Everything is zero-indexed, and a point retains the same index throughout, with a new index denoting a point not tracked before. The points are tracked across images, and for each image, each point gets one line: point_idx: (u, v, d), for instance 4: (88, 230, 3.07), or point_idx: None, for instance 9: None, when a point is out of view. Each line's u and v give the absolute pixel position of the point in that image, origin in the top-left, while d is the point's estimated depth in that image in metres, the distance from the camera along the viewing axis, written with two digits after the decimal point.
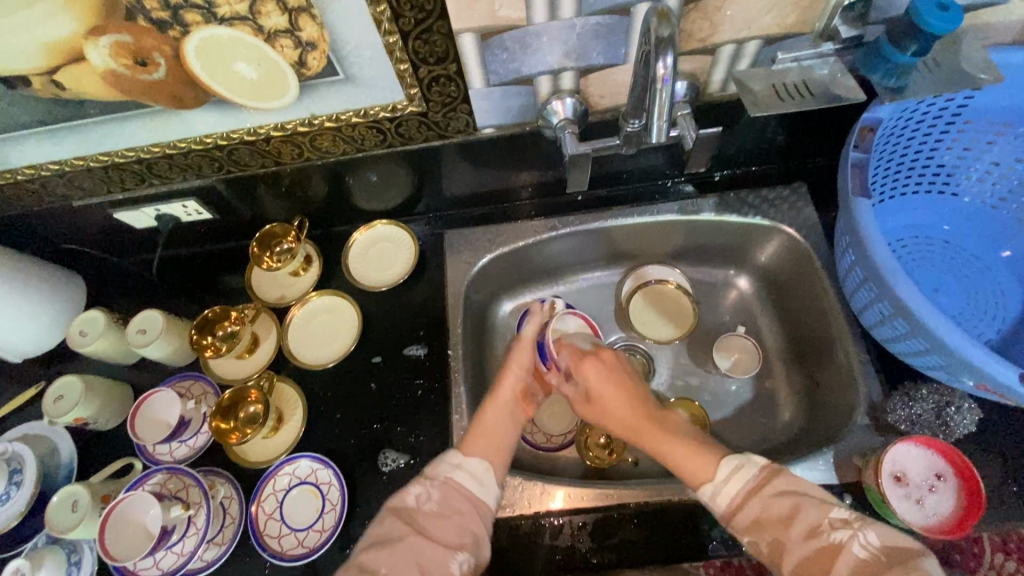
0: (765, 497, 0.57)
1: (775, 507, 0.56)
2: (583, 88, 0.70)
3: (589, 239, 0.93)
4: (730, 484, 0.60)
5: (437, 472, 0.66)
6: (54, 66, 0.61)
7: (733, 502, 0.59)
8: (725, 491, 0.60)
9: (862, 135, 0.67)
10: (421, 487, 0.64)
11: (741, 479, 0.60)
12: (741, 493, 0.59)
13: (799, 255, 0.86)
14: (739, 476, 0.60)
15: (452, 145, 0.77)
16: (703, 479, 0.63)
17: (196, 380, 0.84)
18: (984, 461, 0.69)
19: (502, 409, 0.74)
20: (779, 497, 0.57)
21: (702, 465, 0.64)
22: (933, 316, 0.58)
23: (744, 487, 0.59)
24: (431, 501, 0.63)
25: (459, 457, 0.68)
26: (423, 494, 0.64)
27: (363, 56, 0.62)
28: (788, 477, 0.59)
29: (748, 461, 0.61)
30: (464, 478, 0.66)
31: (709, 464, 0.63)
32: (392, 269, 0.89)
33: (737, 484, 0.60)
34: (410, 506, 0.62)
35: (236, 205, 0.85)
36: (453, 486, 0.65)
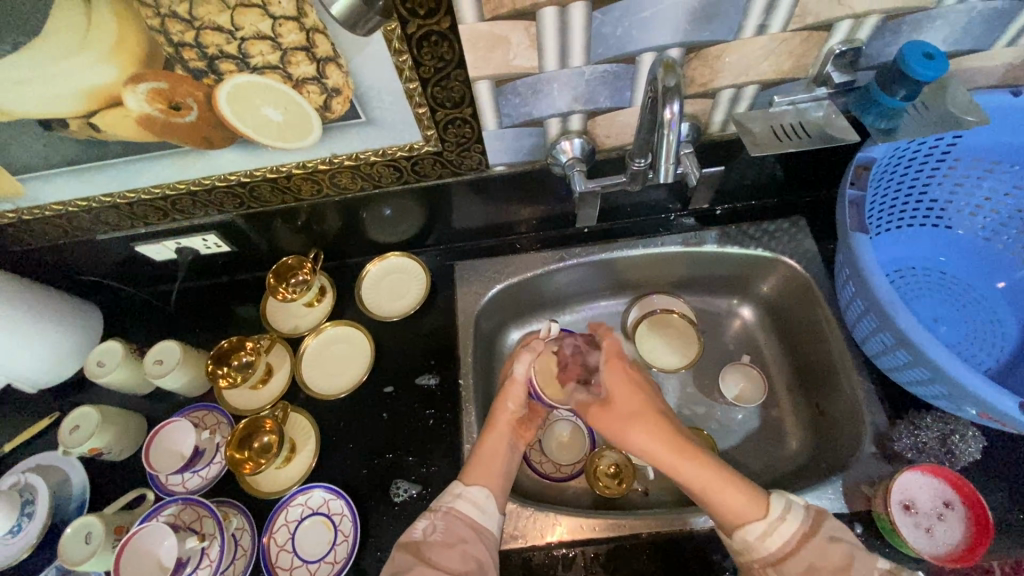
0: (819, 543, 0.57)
1: (830, 555, 0.57)
2: (591, 129, 0.74)
3: (594, 270, 0.95)
4: (780, 529, 0.58)
5: (440, 504, 0.68)
6: (91, 111, 0.64)
7: (786, 545, 0.58)
8: (775, 536, 0.58)
9: (857, 173, 0.70)
10: (429, 520, 0.66)
11: (795, 523, 0.59)
12: (793, 539, 0.58)
13: (800, 285, 0.88)
14: (792, 518, 0.59)
15: (465, 181, 0.80)
16: (748, 517, 0.59)
17: (210, 410, 0.86)
18: (991, 488, 0.70)
19: (499, 437, 0.74)
20: (833, 543, 0.57)
21: (751, 507, 0.60)
22: (933, 345, 0.60)
23: (794, 536, 0.58)
24: (437, 532, 0.64)
25: (461, 486, 0.69)
26: (429, 526, 0.65)
27: (384, 101, 0.66)
28: (832, 520, 0.59)
29: (794, 504, 0.60)
30: (467, 507, 0.66)
31: (756, 503, 0.60)
32: (404, 300, 0.92)
33: (786, 532, 0.58)
34: (417, 539, 0.64)
35: (253, 239, 0.88)
36: (455, 514, 0.66)
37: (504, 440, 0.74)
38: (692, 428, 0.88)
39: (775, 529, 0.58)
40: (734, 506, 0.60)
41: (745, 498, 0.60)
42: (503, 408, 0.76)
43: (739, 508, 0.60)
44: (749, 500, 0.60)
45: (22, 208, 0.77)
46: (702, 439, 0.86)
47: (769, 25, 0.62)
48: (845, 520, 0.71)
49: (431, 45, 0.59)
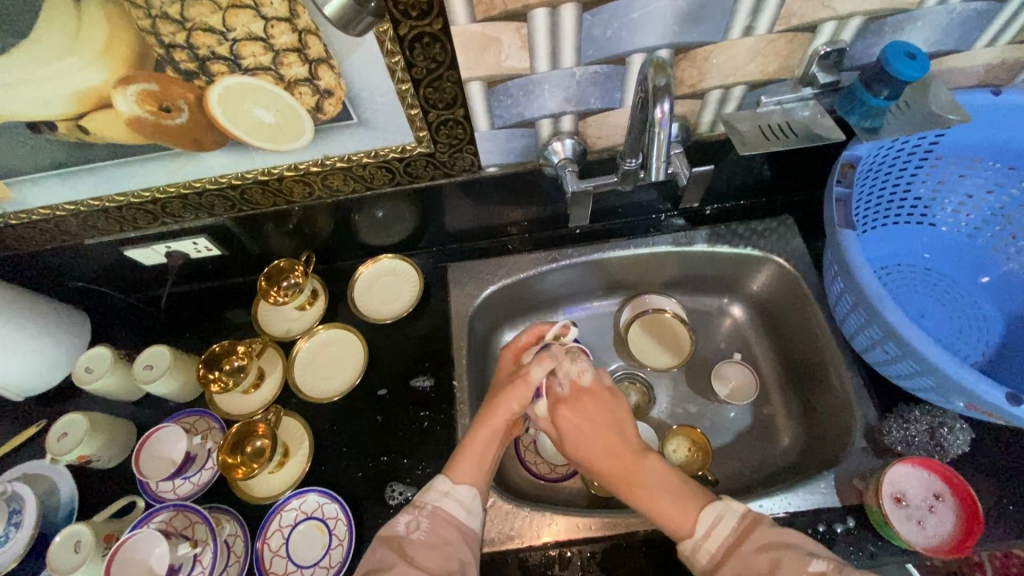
0: (748, 547, 0.58)
1: (757, 564, 0.56)
2: (582, 130, 0.74)
3: (586, 271, 0.96)
4: (710, 539, 0.60)
5: (425, 501, 0.66)
6: (80, 113, 0.64)
7: (721, 550, 0.59)
8: (705, 546, 0.60)
9: (844, 171, 0.71)
10: (410, 516, 0.65)
11: (724, 531, 0.60)
12: (723, 547, 0.59)
13: (790, 283, 0.89)
14: (719, 531, 0.60)
15: (457, 182, 0.80)
16: (687, 527, 0.62)
17: (202, 415, 0.85)
18: (980, 480, 0.71)
19: (493, 430, 0.72)
20: (764, 549, 0.57)
21: (686, 516, 0.62)
22: (922, 339, 0.61)
23: (726, 542, 0.59)
24: (420, 529, 0.63)
25: (448, 484, 0.68)
26: (412, 522, 0.64)
27: (377, 102, 0.66)
28: (766, 527, 0.59)
29: (729, 510, 0.61)
30: (453, 507, 0.66)
31: (692, 513, 0.62)
32: (397, 302, 0.92)
33: (718, 540, 0.59)
34: (399, 534, 0.63)
35: (244, 242, 0.88)
36: (441, 515, 0.65)
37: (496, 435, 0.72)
38: (686, 427, 0.89)
39: (711, 535, 0.60)
40: (677, 517, 0.63)
41: (686, 510, 0.63)
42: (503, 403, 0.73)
43: (683, 522, 0.62)
44: (686, 508, 0.63)
45: (8, 212, 0.76)
46: (696, 437, 0.87)
47: (756, 27, 0.63)
48: (838, 515, 0.71)
49: (423, 46, 0.59)
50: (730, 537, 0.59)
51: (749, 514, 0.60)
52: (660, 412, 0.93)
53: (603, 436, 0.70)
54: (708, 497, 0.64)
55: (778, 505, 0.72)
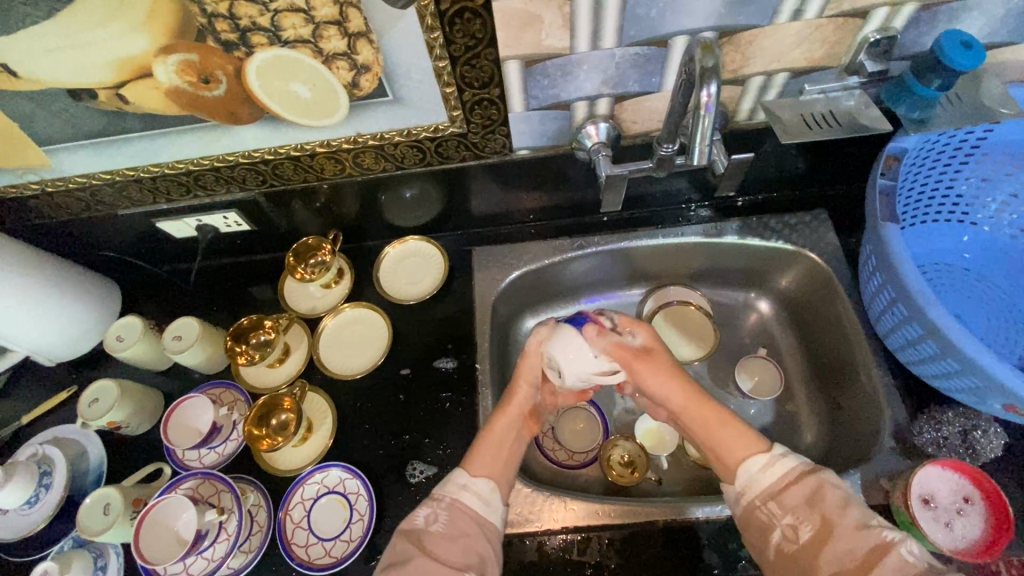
0: (812, 487, 0.60)
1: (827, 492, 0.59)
2: (617, 114, 0.73)
3: (612, 259, 0.95)
4: (770, 471, 0.63)
5: (443, 494, 0.67)
6: (121, 81, 0.64)
7: (777, 483, 0.62)
8: (765, 477, 0.63)
9: (889, 164, 0.71)
10: (428, 509, 0.66)
11: (787, 468, 0.63)
12: (782, 481, 0.62)
13: (820, 279, 0.88)
14: (779, 466, 0.63)
15: (488, 164, 0.80)
16: (746, 456, 0.66)
17: (228, 387, 0.86)
18: (1013, 486, 0.69)
19: (509, 420, 0.74)
20: (832, 487, 0.60)
21: (747, 447, 0.67)
22: (964, 337, 0.60)
23: (785, 477, 0.62)
24: (438, 522, 0.64)
25: (466, 476, 0.69)
26: (431, 515, 0.65)
27: (413, 79, 0.65)
28: (825, 475, 0.61)
29: (794, 452, 0.65)
30: (470, 499, 0.66)
31: (753, 448, 0.66)
32: (421, 284, 0.92)
33: (775, 475, 0.63)
34: (418, 528, 0.64)
35: (273, 218, 0.88)
36: (459, 508, 0.65)
37: (510, 428, 0.73)
38: None
39: (773, 465, 0.64)
40: (735, 447, 0.67)
41: (744, 442, 0.67)
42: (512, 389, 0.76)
43: (742, 453, 0.66)
44: (749, 441, 0.67)
45: (46, 180, 0.77)
46: None
47: (805, 11, 0.61)
48: None
49: (464, 22, 0.59)
50: (792, 473, 0.62)
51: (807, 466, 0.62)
52: None
53: (655, 379, 0.73)
54: (769, 441, 0.67)
55: None
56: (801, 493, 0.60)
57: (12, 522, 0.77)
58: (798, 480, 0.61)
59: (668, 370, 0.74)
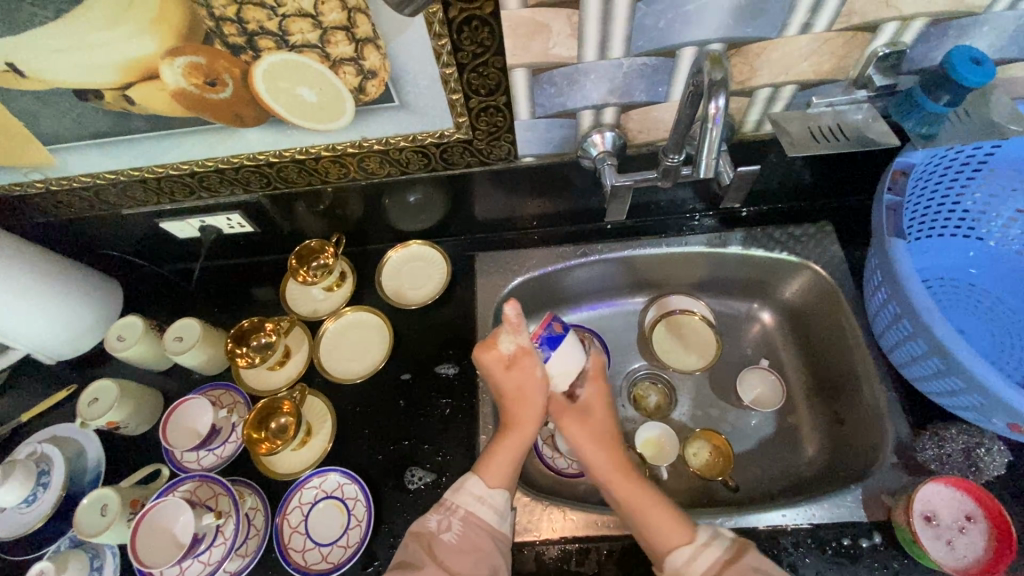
0: (739, 571, 0.60)
1: None
2: (623, 123, 0.73)
3: (614, 267, 0.95)
4: (697, 560, 0.62)
5: (457, 504, 0.67)
6: (128, 83, 0.64)
7: (707, 572, 0.61)
8: (700, 557, 0.63)
9: (895, 178, 0.71)
10: (440, 514, 0.67)
11: (717, 548, 0.63)
12: (716, 564, 0.61)
13: (824, 291, 0.87)
14: (716, 544, 0.63)
15: (492, 170, 0.79)
16: (674, 544, 0.64)
17: (227, 389, 0.85)
18: (1016, 504, 0.69)
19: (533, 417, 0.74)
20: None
21: (676, 531, 0.65)
22: (970, 355, 0.59)
23: (716, 560, 0.62)
24: (450, 531, 0.65)
25: (481, 488, 0.68)
26: (443, 522, 0.66)
27: (419, 86, 0.65)
28: (754, 556, 0.61)
29: (717, 538, 0.64)
30: (485, 513, 0.67)
31: (682, 530, 0.65)
32: (423, 288, 0.91)
33: (710, 555, 0.62)
34: (430, 531, 0.65)
35: (277, 220, 0.88)
36: (473, 521, 0.66)
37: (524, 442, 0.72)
38: (708, 431, 0.88)
39: (699, 554, 0.63)
40: (662, 530, 0.65)
41: (670, 527, 0.65)
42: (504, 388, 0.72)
43: (671, 538, 0.64)
44: (674, 528, 0.65)
45: (50, 178, 0.77)
46: (718, 442, 0.86)
47: (814, 24, 0.61)
48: (864, 529, 0.70)
49: (471, 30, 0.59)
50: (717, 564, 0.62)
51: (739, 541, 0.63)
52: (682, 414, 0.92)
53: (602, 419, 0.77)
54: (694, 527, 0.66)
55: (802, 517, 0.71)
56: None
57: (9, 520, 0.77)
58: (726, 567, 0.60)
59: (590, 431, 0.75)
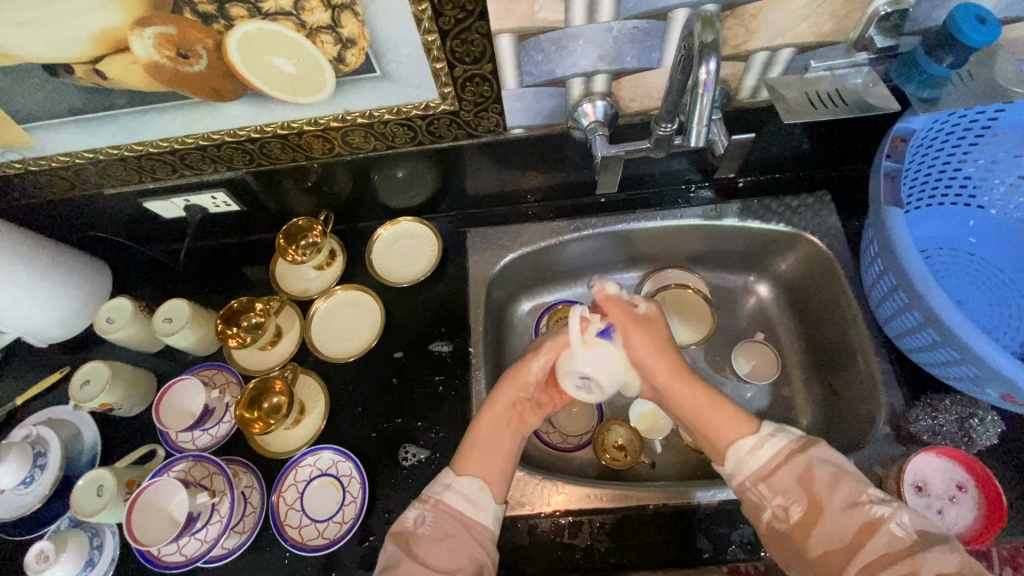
0: (802, 461, 0.59)
1: (816, 475, 0.58)
2: (615, 91, 0.71)
3: (609, 242, 0.94)
4: (756, 454, 0.61)
5: (429, 494, 0.66)
6: (98, 56, 0.62)
7: (767, 464, 0.60)
8: (756, 455, 0.62)
9: (895, 145, 0.68)
10: (417, 510, 0.65)
11: (782, 440, 0.62)
12: (771, 462, 0.60)
13: (819, 262, 0.86)
14: (771, 445, 0.62)
15: (481, 143, 0.78)
16: (736, 437, 0.64)
17: (220, 369, 0.85)
18: (1004, 471, 0.69)
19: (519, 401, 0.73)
20: (821, 463, 0.59)
21: (734, 427, 0.64)
22: (965, 328, 0.58)
23: (776, 459, 0.61)
24: (425, 524, 0.63)
25: (451, 476, 0.68)
26: (419, 517, 0.64)
27: (401, 54, 0.63)
28: (819, 448, 0.60)
29: (783, 431, 0.63)
30: (455, 499, 0.65)
31: (740, 431, 0.64)
32: (414, 266, 0.90)
33: (768, 453, 0.61)
34: (407, 529, 0.63)
35: (263, 198, 0.86)
36: (443, 508, 0.64)
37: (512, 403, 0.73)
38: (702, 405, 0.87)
39: (760, 447, 0.62)
40: (724, 429, 0.65)
41: (731, 423, 0.65)
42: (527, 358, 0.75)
43: (731, 435, 0.64)
44: (739, 423, 0.65)
45: (28, 159, 0.75)
46: None
47: None
48: None
49: None
50: (782, 452, 0.61)
51: (804, 437, 0.62)
52: None
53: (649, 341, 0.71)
54: (759, 421, 0.65)
55: None
56: (791, 474, 0.59)
57: (9, 501, 0.78)
58: (783, 465, 0.60)
59: (656, 347, 0.71)
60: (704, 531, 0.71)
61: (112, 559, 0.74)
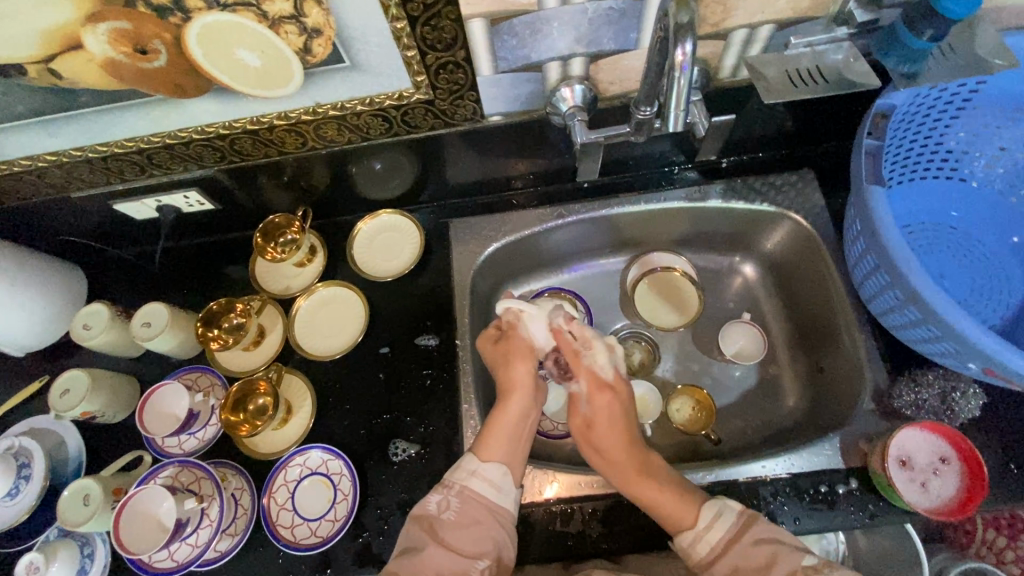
0: (744, 545, 0.62)
1: (754, 555, 0.61)
2: (593, 75, 0.69)
3: (593, 227, 0.93)
4: (711, 532, 0.64)
5: (453, 480, 0.69)
6: (50, 55, 0.59)
7: (713, 552, 0.63)
8: (705, 537, 0.64)
9: (875, 123, 0.66)
10: (440, 494, 0.67)
11: (724, 526, 0.64)
12: (722, 541, 0.63)
13: (803, 240, 0.86)
14: (720, 523, 0.64)
15: (459, 132, 0.76)
16: (683, 524, 0.65)
17: (203, 372, 0.83)
18: (985, 441, 0.70)
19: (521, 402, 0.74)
20: (759, 544, 0.61)
21: (682, 507, 0.66)
22: (946, 305, 0.58)
23: (725, 536, 0.63)
24: (450, 509, 0.66)
25: (475, 462, 0.69)
26: (443, 501, 0.67)
27: (370, 42, 0.61)
28: (763, 525, 0.63)
29: (728, 507, 0.65)
30: (481, 486, 0.68)
31: (691, 508, 0.66)
32: (397, 259, 0.88)
33: (718, 533, 0.64)
34: (432, 513, 0.66)
35: (238, 196, 0.84)
36: (469, 496, 0.67)
37: (525, 406, 0.75)
38: (690, 386, 0.90)
39: (705, 536, 0.64)
40: (673, 506, 0.66)
41: (680, 501, 0.66)
42: (510, 365, 0.76)
43: (677, 518, 0.66)
44: (685, 504, 0.66)
45: None
46: (700, 397, 0.88)
47: None
48: (841, 476, 0.71)
49: None
50: (728, 535, 0.63)
51: (747, 512, 0.65)
52: (665, 370, 0.92)
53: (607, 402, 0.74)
54: (703, 497, 0.67)
55: (780, 467, 0.72)
56: (738, 557, 0.62)
57: None
58: (737, 535, 0.63)
59: (616, 427, 0.73)
60: None
61: (105, 567, 0.74)
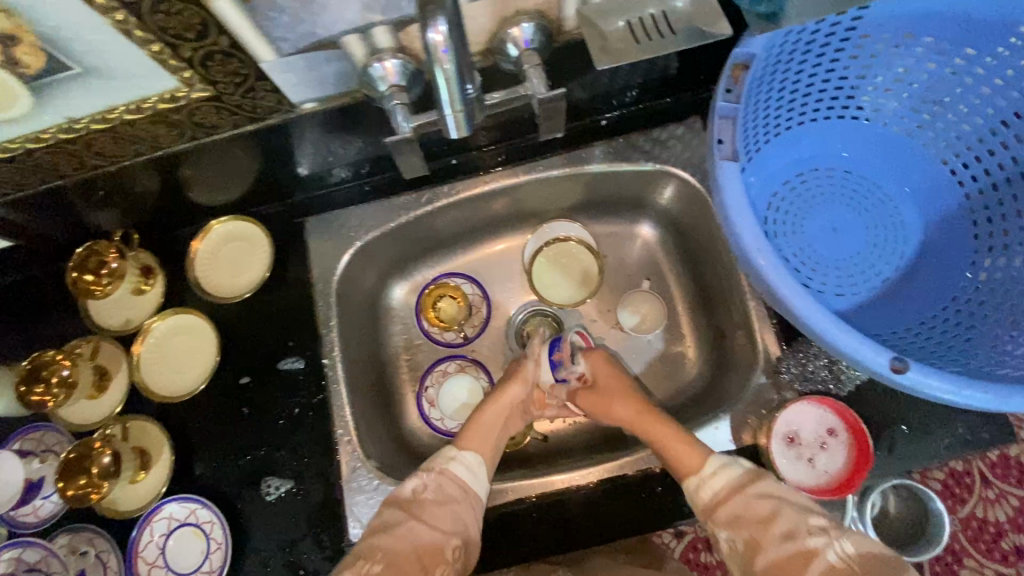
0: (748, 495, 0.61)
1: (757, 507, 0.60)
2: (409, 43, 0.57)
3: (473, 207, 0.84)
4: (712, 480, 0.63)
5: (432, 464, 0.71)
6: None
7: (716, 495, 0.62)
8: (709, 483, 0.63)
9: (734, 76, 0.57)
10: (419, 476, 0.69)
11: (726, 476, 0.63)
12: (725, 489, 0.62)
13: (695, 197, 0.78)
14: (725, 471, 0.63)
15: (276, 126, 0.64)
16: (690, 468, 0.64)
17: (47, 430, 0.74)
18: (877, 403, 0.67)
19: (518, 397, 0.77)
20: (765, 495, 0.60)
21: (689, 454, 0.65)
22: (800, 299, 0.53)
23: (719, 493, 0.62)
24: (428, 490, 0.68)
25: (454, 450, 0.72)
26: (421, 484, 0.68)
27: (94, 42, 0.48)
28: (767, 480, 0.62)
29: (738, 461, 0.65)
30: (459, 470, 0.69)
31: (697, 454, 0.65)
32: (248, 274, 0.78)
33: (723, 480, 0.63)
34: (407, 496, 0.67)
35: (39, 227, 0.72)
36: (446, 477, 0.69)
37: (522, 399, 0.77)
38: None
39: (708, 480, 0.63)
40: (683, 454, 0.65)
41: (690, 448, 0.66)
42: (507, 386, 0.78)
43: (686, 458, 0.65)
44: (695, 451, 0.65)
45: None
46: None
47: None
48: None
49: None
50: (734, 485, 0.62)
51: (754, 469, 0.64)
52: None
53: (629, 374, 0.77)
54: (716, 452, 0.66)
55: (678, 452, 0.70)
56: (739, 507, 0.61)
57: None
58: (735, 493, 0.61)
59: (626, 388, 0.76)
60: (586, 518, 0.69)
61: None
